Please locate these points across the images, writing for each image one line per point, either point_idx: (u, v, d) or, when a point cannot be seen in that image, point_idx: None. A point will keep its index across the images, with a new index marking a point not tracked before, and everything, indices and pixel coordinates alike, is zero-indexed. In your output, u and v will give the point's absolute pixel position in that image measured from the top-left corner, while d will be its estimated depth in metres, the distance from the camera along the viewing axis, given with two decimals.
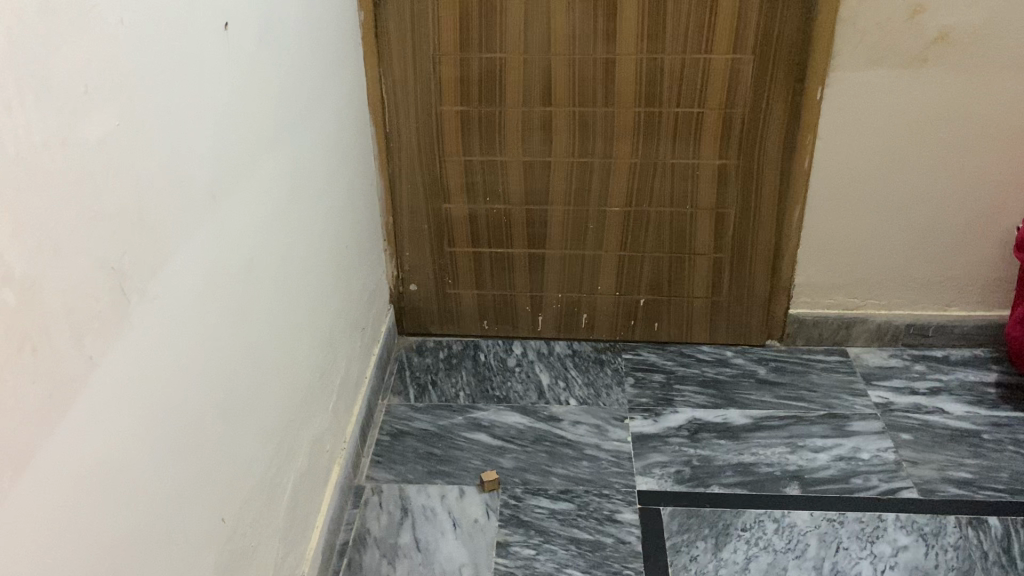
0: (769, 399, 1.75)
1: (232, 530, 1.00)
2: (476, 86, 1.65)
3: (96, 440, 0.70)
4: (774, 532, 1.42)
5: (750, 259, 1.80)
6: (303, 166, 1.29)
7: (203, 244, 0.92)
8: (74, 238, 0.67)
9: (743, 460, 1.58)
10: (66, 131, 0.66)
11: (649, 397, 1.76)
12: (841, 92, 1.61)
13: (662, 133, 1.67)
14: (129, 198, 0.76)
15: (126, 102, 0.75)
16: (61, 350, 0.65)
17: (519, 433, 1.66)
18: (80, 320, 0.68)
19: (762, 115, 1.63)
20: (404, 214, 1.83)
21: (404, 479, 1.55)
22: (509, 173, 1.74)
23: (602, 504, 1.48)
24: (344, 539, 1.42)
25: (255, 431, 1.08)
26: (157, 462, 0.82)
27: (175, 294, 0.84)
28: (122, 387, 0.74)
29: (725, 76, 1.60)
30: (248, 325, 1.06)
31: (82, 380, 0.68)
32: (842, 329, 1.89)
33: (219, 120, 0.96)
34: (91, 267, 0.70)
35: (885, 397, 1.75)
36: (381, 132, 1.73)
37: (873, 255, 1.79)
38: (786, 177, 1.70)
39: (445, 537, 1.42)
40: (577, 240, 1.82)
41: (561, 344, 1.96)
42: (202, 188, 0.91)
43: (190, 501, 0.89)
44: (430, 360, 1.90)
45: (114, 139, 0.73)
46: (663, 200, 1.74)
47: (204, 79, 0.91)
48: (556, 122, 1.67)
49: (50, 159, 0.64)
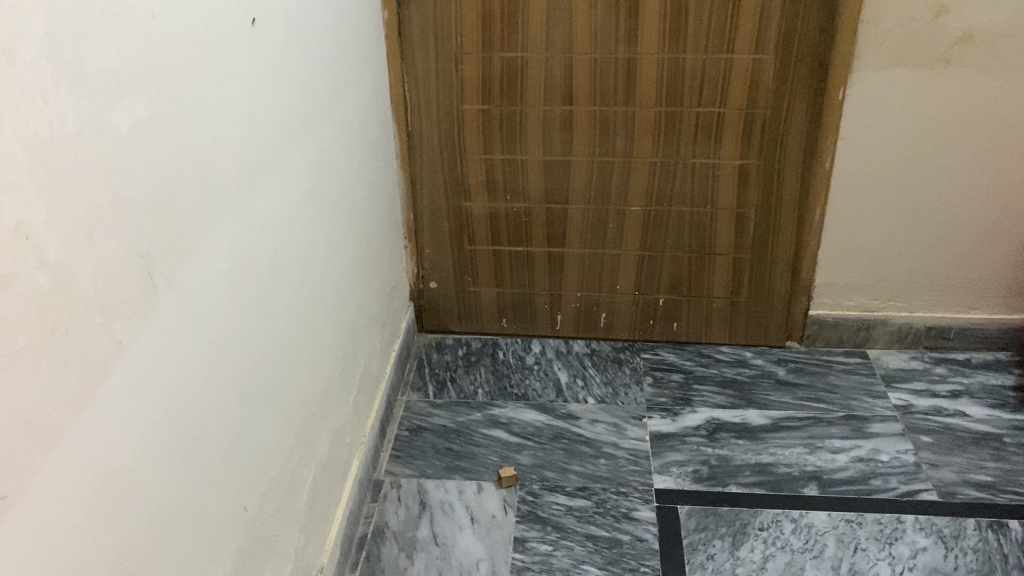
0: (788, 400, 1.74)
1: (254, 519, 1.02)
2: (498, 85, 1.66)
3: (124, 426, 0.72)
4: (791, 532, 1.41)
5: (771, 259, 1.80)
6: (327, 161, 1.30)
7: (229, 235, 0.93)
8: (106, 225, 0.69)
9: (760, 460, 1.58)
10: (99, 120, 0.67)
11: (667, 396, 1.76)
12: (864, 92, 1.60)
13: (682, 132, 1.67)
14: (158, 189, 0.77)
15: (156, 94, 0.77)
16: (93, 335, 0.67)
17: (537, 430, 1.66)
18: (109, 304, 0.69)
19: (783, 115, 1.63)
20: (425, 212, 1.84)
21: (423, 474, 1.56)
22: (530, 172, 1.75)
23: (619, 502, 1.48)
24: (362, 533, 1.43)
25: (277, 422, 1.09)
26: (182, 450, 0.83)
27: (200, 284, 0.86)
28: (149, 372, 0.76)
29: (747, 75, 1.60)
30: (271, 317, 1.07)
31: (111, 363, 0.70)
32: (863, 331, 1.89)
33: (246, 113, 0.97)
34: (122, 254, 0.71)
35: (905, 399, 1.74)
36: (403, 131, 1.74)
37: (894, 256, 1.78)
38: (807, 178, 1.69)
39: (463, 531, 1.43)
40: (597, 239, 1.82)
41: (580, 342, 1.96)
42: (228, 179, 0.93)
43: (213, 488, 0.90)
44: (449, 357, 1.91)
45: (144, 129, 0.75)
46: (683, 200, 1.75)
47: (231, 73, 0.93)
48: (577, 121, 1.68)
49: (84, 147, 0.65)
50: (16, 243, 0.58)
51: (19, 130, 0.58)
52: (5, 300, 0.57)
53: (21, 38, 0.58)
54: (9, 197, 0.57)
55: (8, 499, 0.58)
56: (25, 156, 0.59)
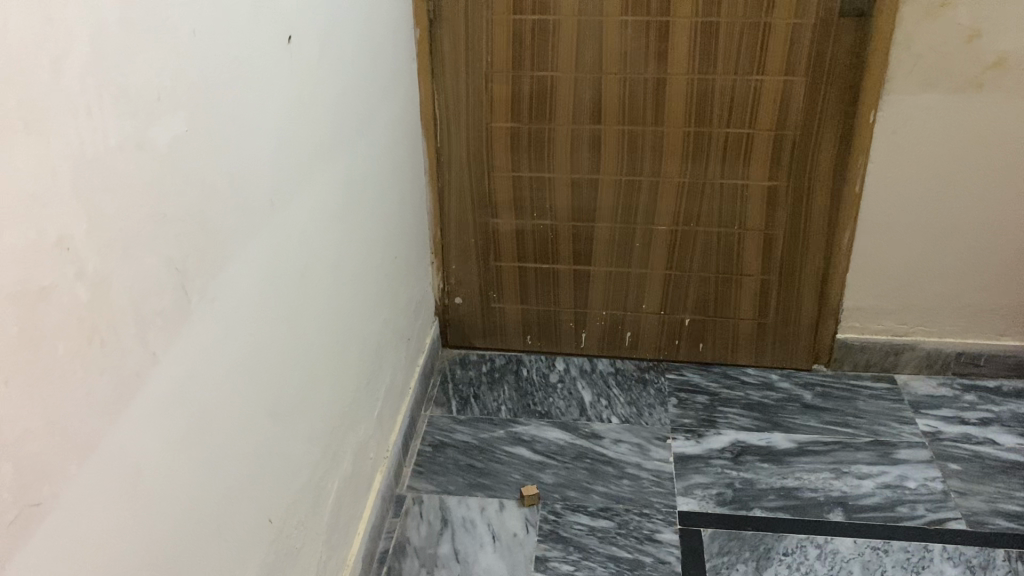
0: (815, 424, 1.72)
1: (278, 531, 1.02)
2: (528, 103, 1.67)
3: (155, 436, 0.73)
4: (816, 558, 1.40)
5: (799, 281, 1.79)
6: (358, 177, 1.31)
7: (261, 249, 0.94)
8: (142, 236, 0.69)
9: (786, 484, 1.56)
10: (138, 134, 0.68)
11: (692, 418, 1.75)
12: (895, 116, 1.60)
13: (711, 152, 1.67)
14: (194, 203, 0.78)
15: (195, 110, 0.78)
16: (128, 348, 0.68)
17: (560, 449, 1.66)
18: (144, 316, 0.70)
19: (813, 136, 1.63)
20: (452, 228, 1.85)
21: (445, 490, 1.56)
22: (557, 190, 1.76)
23: (642, 523, 1.48)
24: (384, 547, 1.43)
25: (302, 435, 1.10)
26: (212, 461, 0.84)
27: (232, 299, 0.87)
28: (180, 384, 0.77)
29: (778, 97, 1.60)
30: (300, 330, 1.08)
31: (144, 374, 0.70)
32: (891, 356, 1.86)
33: (281, 128, 0.99)
34: (158, 266, 0.72)
35: (934, 426, 1.71)
36: (432, 147, 1.75)
37: (924, 281, 1.77)
38: (837, 200, 1.69)
39: (484, 549, 1.43)
40: (623, 258, 1.82)
41: (604, 361, 1.95)
42: (262, 195, 0.94)
43: (240, 501, 0.91)
44: (473, 373, 1.91)
45: (183, 144, 0.76)
46: (711, 220, 1.74)
47: (268, 91, 0.94)
48: (606, 140, 1.68)
49: (123, 160, 0.66)
50: (57, 254, 0.59)
51: (63, 143, 0.59)
52: (44, 311, 0.57)
53: (68, 56, 0.59)
54: (52, 209, 0.58)
55: (42, 506, 0.58)
56: (67, 170, 0.60)
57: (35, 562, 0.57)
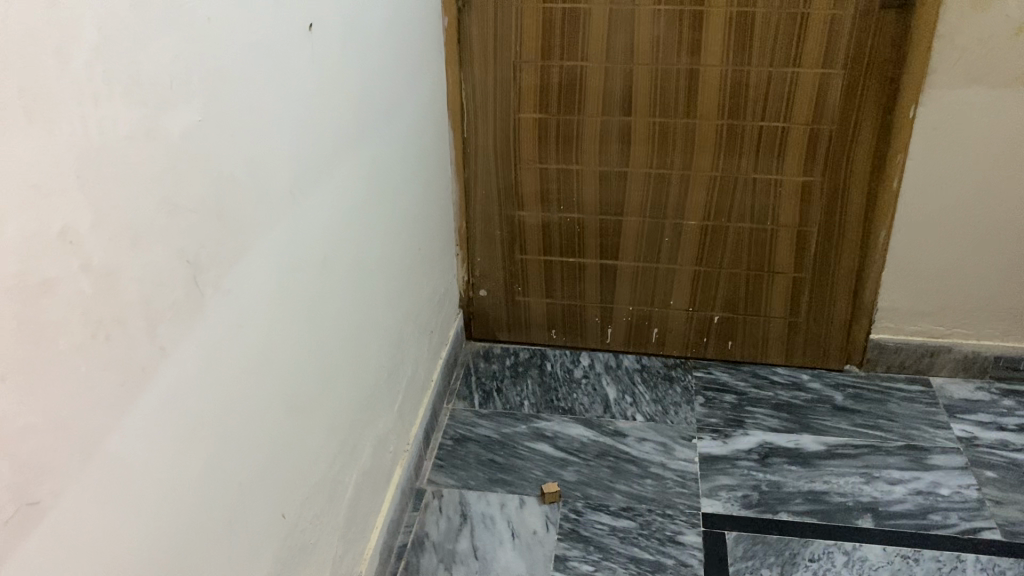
0: (846, 427, 1.68)
1: (293, 526, 1.00)
2: (557, 94, 1.64)
3: (164, 433, 0.71)
4: (844, 565, 1.36)
5: (833, 279, 1.74)
6: (382, 168, 1.29)
7: (280, 241, 0.92)
8: (154, 228, 0.68)
9: (814, 488, 1.52)
10: (150, 124, 0.67)
11: (719, 417, 1.71)
12: (935, 111, 1.54)
13: (744, 146, 1.63)
14: (209, 194, 0.76)
15: (210, 98, 0.76)
16: (136, 342, 0.66)
17: (583, 446, 1.63)
18: (155, 308, 0.69)
19: (851, 130, 1.58)
20: (479, 220, 1.82)
21: (465, 485, 1.54)
22: (585, 183, 1.72)
23: (665, 524, 1.45)
24: (402, 541, 1.42)
25: (320, 429, 1.08)
26: (224, 454, 0.83)
27: (248, 291, 0.85)
28: (191, 378, 0.75)
29: (815, 89, 1.55)
30: (318, 322, 1.06)
31: (154, 368, 0.69)
32: (926, 358, 1.80)
33: (301, 117, 0.97)
34: (170, 259, 0.70)
35: (969, 431, 1.66)
36: (459, 137, 1.73)
37: (963, 282, 1.71)
38: (874, 196, 1.64)
39: (504, 546, 1.41)
40: (651, 253, 1.78)
41: (630, 357, 1.92)
42: (282, 185, 0.92)
43: (254, 496, 0.90)
44: (497, 366, 1.89)
45: (198, 133, 0.74)
46: (743, 215, 1.70)
47: (288, 78, 0.93)
48: (636, 132, 1.65)
49: (133, 151, 0.65)
50: (61, 246, 0.57)
51: (69, 131, 0.57)
52: (47, 304, 0.56)
53: (75, 42, 0.58)
54: (54, 199, 0.56)
55: (41, 505, 0.57)
56: (74, 160, 0.58)
57: (34, 562, 0.56)
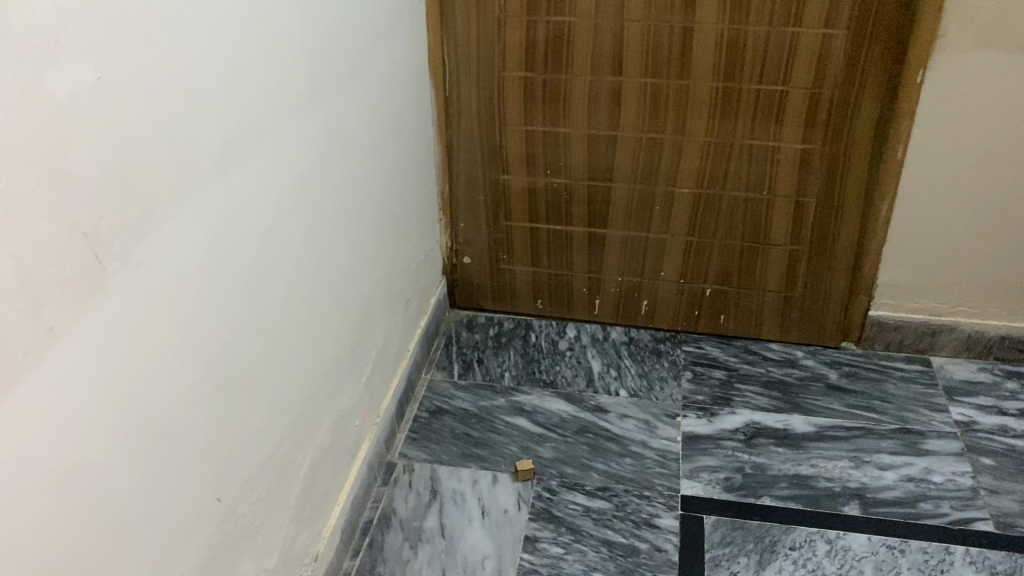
0: (838, 407, 1.61)
1: (229, 510, 0.96)
2: (544, 51, 1.55)
3: (54, 421, 0.65)
4: (825, 554, 1.31)
5: (831, 251, 1.66)
6: (345, 130, 1.22)
7: (209, 211, 0.86)
8: (33, 197, 0.61)
9: (799, 472, 1.46)
10: (26, 82, 0.60)
11: (706, 394, 1.64)
12: (944, 75, 1.44)
13: (739, 110, 1.54)
14: (111, 157, 0.70)
15: (112, 54, 0.69)
16: (15, 324, 0.61)
17: (562, 422, 1.57)
18: (37, 287, 0.63)
19: (854, 95, 1.49)
20: (462, 184, 1.75)
21: (437, 459, 1.49)
22: (572, 147, 1.64)
23: (641, 506, 1.39)
24: (368, 518, 1.37)
25: (264, 406, 1.03)
26: (137, 438, 0.77)
27: (165, 265, 0.79)
28: (93, 360, 0.69)
29: (816, 51, 1.46)
30: (262, 294, 1.00)
31: (40, 352, 0.64)
32: (927, 337, 1.72)
33: (237, 75, 0.90)
34: (56, 230, 0.64)
35: (968, 415, 1.58)
36: (441, 97, 1.65)
37: (967, 258, 1.62)
38: (876, 166, 1.55)
39: (472, 525, 1.36)
40: (641, 221, 1.70)
41: (619, 329, 1.85)
42: (211, 149, 0.85)
43: (176, 480, 0.85)
44: (479, 336, 1.82)
45: (94, 92, 0.67)
46: (738, 183, 1.62)
47: (220, 30, 0.85)
48: (626, 94, 1.56)
49: (4, 115, 0.58)
50: None
51: None
52: None
53: None
54: None
55: None
56: None
57: None
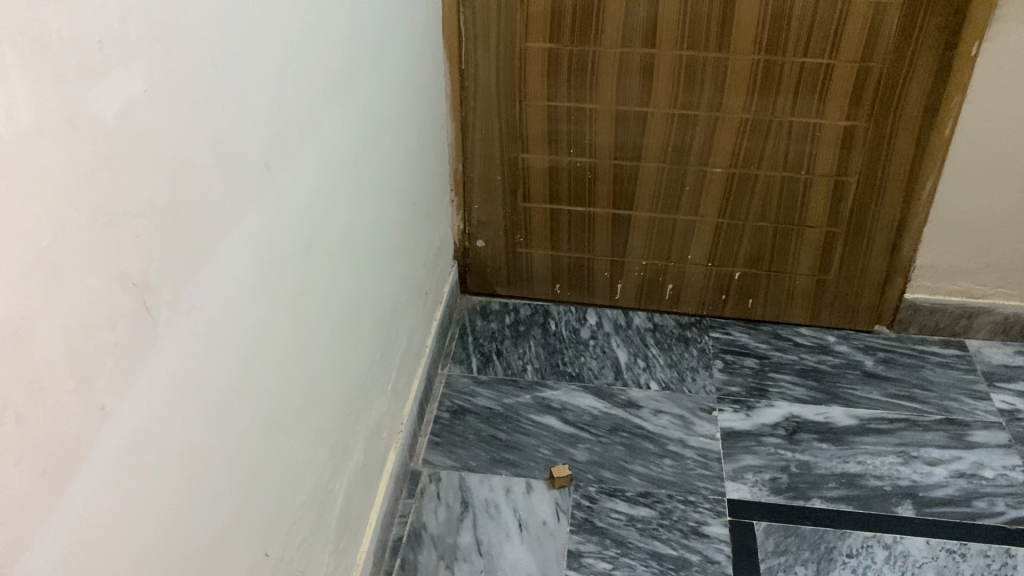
0: (878, 397, 1.54)
1: (277, 562, 0.85)
2: (570, 20, 1.42)
3: (109, 512, 0.53)
4: (885, 561, 1.24)
5: (869, 234, 1.58)
6: (374, 117, 1.09)
7: (255, 232, 0.73)
8: (80, 250, 0.49)
9: (847, 470, 1.39)
10: (70, 106, 0.47)
11: (740, 386, 1.56)
12: (1003, 48, 1.35)
13: (781, 86, 1.43)
14: (159, 187, 0.57)
15: (157, 58, 0.55)
16: (62, 407, 0.48)
17: (593, 420, 1.48)
18: (87, 358, 0.50)
19: (905, 69, 1.39)
20: (477, 163, 1.62)
21: (465, 466, 1.39)
22: (598, 124, 1.52)
23: (687, 513, 1.31)
24: (397, 534, 1.27)
25: (307, 440, 0.91)
26: (192, 509, 0.66)
27: (215, 305, 0.66)
28: (146, 434, 0.57)
29: (867, 21, 1.35)
30: (305, 317, 0.88)
31: (91, 438, 0.51)
32: (963, 320, 1.66)
33: (279, 70, 0.76)
34: (106, 286, 0.51)
35: (1011, 403, 1.53)
36: (456, 70, 1.52)
37: (1012, 240, 1.55)
38: (924, 145, 1.46)
39: (510, 539, 1.26)
40: (670, 203, 1.60)
41: (641, 315, 1.76)
42: (257, 158, 0.73)
43: (228, 544, 0.73)
44: (495, 325, 1.72)
45: (140, 110, 0.53)
46: (775, 162, 1.52)
47: (262, 19, 0.72)
48: (659, 68, 1.44)
49: (48, 151, 0.45)
50: None
51: None
52: None
53: None
54: None
55: None
56: None
57: None
